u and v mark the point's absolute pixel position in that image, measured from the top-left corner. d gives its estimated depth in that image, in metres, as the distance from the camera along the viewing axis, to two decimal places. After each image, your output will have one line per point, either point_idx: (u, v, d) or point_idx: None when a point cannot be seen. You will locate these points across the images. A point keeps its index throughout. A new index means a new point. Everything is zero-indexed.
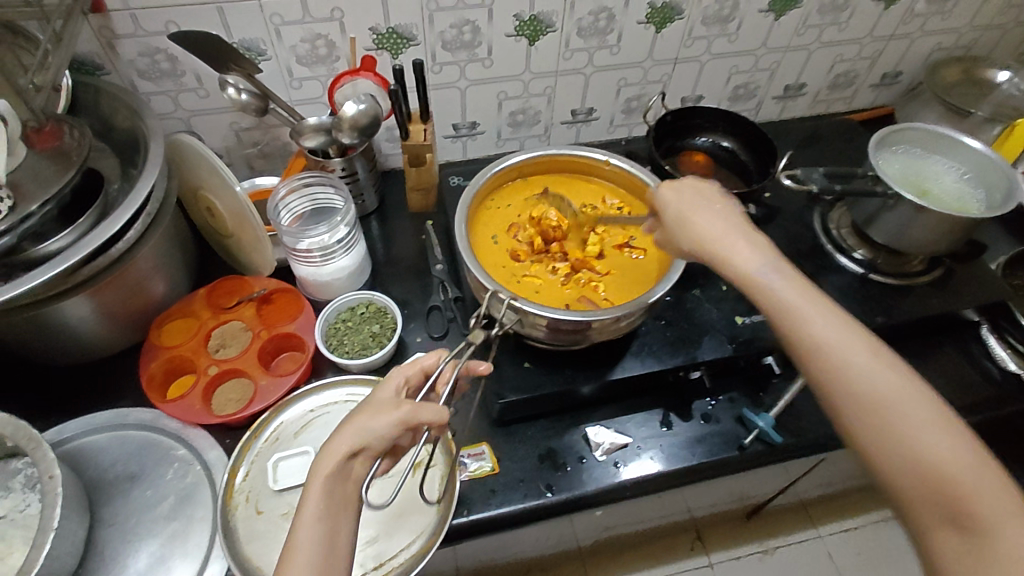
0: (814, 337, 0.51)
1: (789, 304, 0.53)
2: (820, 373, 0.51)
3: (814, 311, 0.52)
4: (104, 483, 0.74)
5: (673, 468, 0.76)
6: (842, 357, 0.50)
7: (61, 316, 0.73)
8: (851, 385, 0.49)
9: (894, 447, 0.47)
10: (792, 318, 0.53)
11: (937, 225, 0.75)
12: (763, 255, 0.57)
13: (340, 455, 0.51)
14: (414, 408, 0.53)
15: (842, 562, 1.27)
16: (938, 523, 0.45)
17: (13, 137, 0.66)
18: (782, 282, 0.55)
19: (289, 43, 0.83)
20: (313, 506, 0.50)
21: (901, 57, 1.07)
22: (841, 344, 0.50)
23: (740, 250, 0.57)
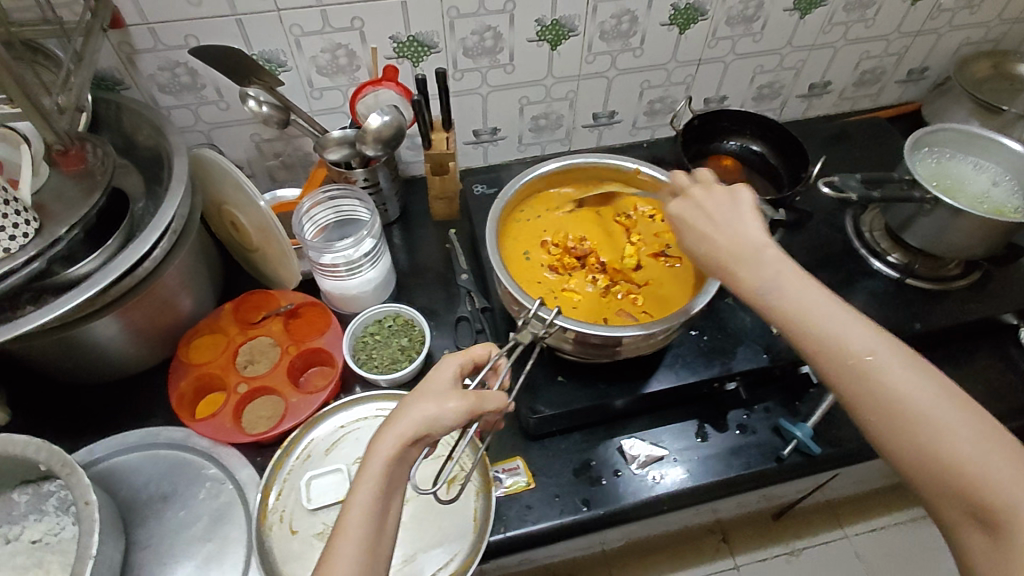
0: (820, 341, 0.49)
1: (791, 313, 0.51)
2: (832, 377, 0.49)
3: (820, 314, 0.50)
4: (137, 504, 0.74)
5: (710, 479, 0.75)
6: (851, 358, 0.48)
7: (88, 336, 0.72)
8: (863, 386, 0.48)
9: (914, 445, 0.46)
10: (797, 324, 0.51)
11: (976, 230, 0.74)
12: (763, 264, 0.54)
13: (405, 438, 0.51)
14: (479, 398, 0.54)
15: (871, 563, 1.25)
16: (964, 519, 0.44)
17: (37, 157, 0.68)
18: (786, 288, 0.52)
19: (310, 54, 0.82)
20: (356, 517, 0.49)
21: (928, 52, 1.05)
22: (846, 344, 0.49)
23: (747, 260, 0.55)
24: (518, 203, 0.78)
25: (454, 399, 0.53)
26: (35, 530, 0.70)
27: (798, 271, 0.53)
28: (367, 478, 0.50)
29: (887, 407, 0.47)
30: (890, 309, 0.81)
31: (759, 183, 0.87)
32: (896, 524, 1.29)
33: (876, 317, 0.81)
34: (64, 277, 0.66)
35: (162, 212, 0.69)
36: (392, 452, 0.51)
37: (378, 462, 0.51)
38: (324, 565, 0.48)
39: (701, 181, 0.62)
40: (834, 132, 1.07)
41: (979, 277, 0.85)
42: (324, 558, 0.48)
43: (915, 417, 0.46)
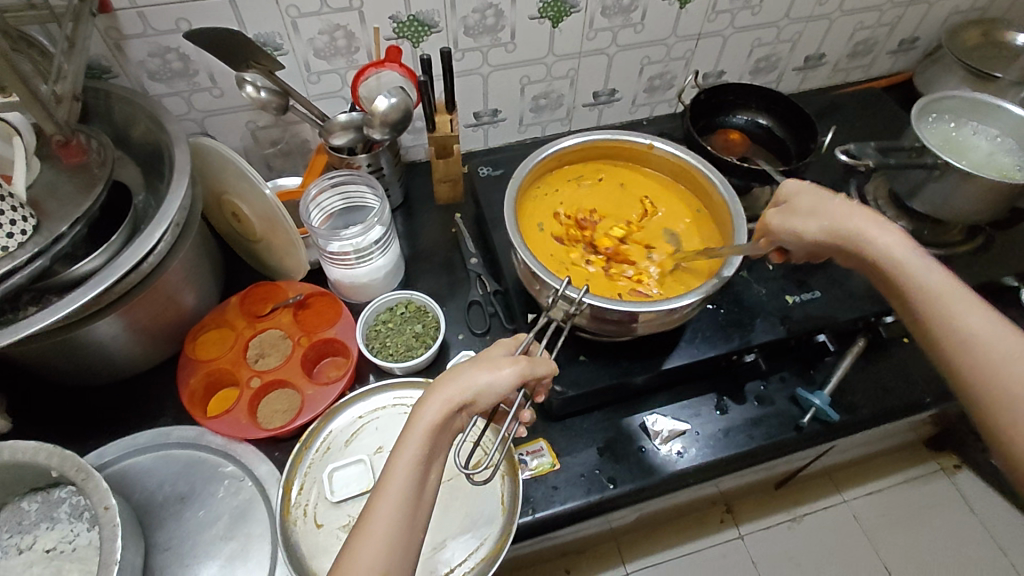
0: (960, 326, 0.51)
1: (936, 293, 0.54)
2: (965, 361, 0.50)
3: (966, 305, 0.52)
4: (153, 506, 0.72)
5: (733, 451, 0.76)
6: (997, 346, 0.49)
7: (92, 337, 0.69)
8: (996, 374, 0.48)
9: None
10: (939, 305, 0.53)
11: (983, 194, 0.75)
12: (906, 247, 0.57)
13: (452, 404, 0.52)
14: (529, 363, 0.56)
15: (870, 526, 1.28)
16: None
17: (29, 150, 0.64)
18: (926, 272, 0.55)
19: (307, 36, 0.79)
20: (396, 482, 0.49)
21: (919, 22, 1.06)
22: (986, 333, 0.50)
23: (883, 236, 0.58)
24: (535, 179, 0.77)
25: (505, 368, 0.54)
26: (48, 539, 0.68)
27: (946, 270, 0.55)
28: (411, 441, 0.51)
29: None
30: None
31: (766, 156, 0.88)
32: (892, 487, 1.33)
33: None
34: (66, 275, 0.63)
35: (168, 203, 0.66)
36: (437, 417, 0.51)
37: (421, 429, 0.51)
38: (362, 524, 0.48)
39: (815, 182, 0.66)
40: (829, 103, 1.08)
41: (981, 241, 0.87)
42: (364, 517, 0.48)
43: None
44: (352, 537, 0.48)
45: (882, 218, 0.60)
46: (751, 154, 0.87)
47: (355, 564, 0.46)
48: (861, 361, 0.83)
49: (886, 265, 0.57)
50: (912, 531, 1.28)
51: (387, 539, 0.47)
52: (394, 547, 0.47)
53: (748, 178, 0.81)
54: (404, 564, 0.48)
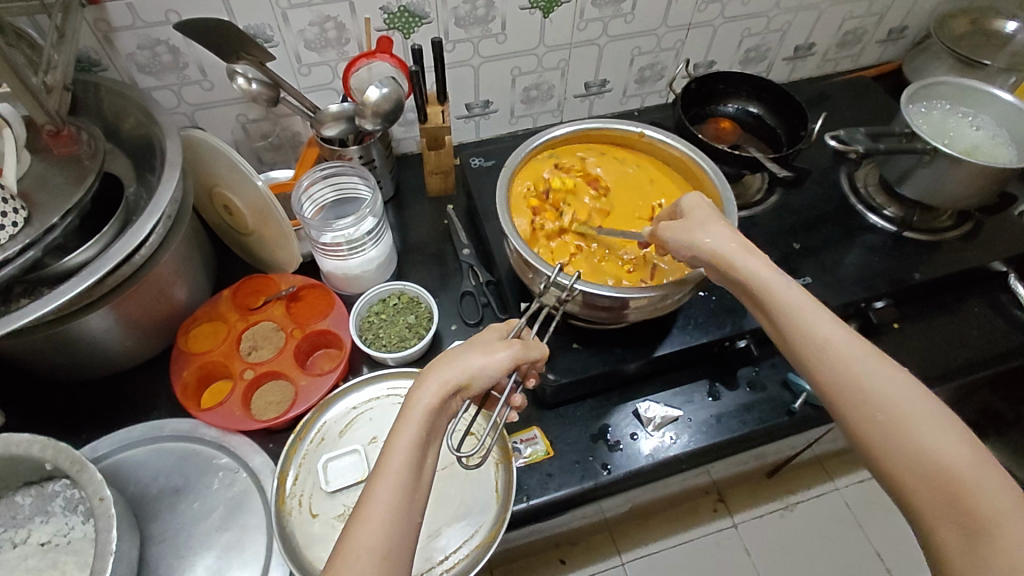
0: (819, 342, 0.53)
1: (794, 309, 0.55)
2: (827, 377, 0.52)
3: (822, 318, 0.54)
4: (148, 499, 0.71)
5: (725, 436, 0.76)
6: (849, 357, 0.52)
7: (84, 330, 0.69)
8: (855, 386, 0.51)
9: (902, 447, 0.48)
10: (802, 323, 0.55)
11: (971, 178, 0.76)
12: (769, 266, 0.59)
13: (446, 387, 0.53)
14: (523, 347, 0.56)
15: (861, 513, 1.29)
16: (945, 524, 0.45)
17: (20, 142, 0.64)
18: (789, 291, 0.57)
19: (298, 27, 0.79)
20: (394, 465, 0.49)
21: (908, 12, 1.06)
22: (841, 347, 0.52)
23: (751, 258, 0.59)
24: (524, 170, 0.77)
25: (500, 351, 0.55)
26: (43, 533, 0.68)
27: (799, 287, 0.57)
28: (409, 425, 0.51)
29: (882, 409, 0.49)
30: (886, 261, 0.84)
31: (759, 144, 0.89)
32: None
33: (875, 270, 0.83)
34: (58, 267, 0.62)
35: (159, 195, 0.66)
36: (433, 399, 0.52)
37: (419, 410, 0.52)
38: (361, 509, 0.48)
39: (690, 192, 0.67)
40: (819, 93, 1.08)
41: (970, 226, 0.87)
42: (362, 503, 0.48)
43: (906, 422, 0.48)
44: (351, 523, 0.48)
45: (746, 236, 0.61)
46: (742, 142, 0.88)
47: (355, 549, 0.46)
48: None
49: (755, 287, 0.58)
50: (903, 518, 1.29)
51: (387, 522, 0.47)
52: (395, 530, 0.47)
53: (739, 165, 0.82)
54: (405, 546, 0.48)
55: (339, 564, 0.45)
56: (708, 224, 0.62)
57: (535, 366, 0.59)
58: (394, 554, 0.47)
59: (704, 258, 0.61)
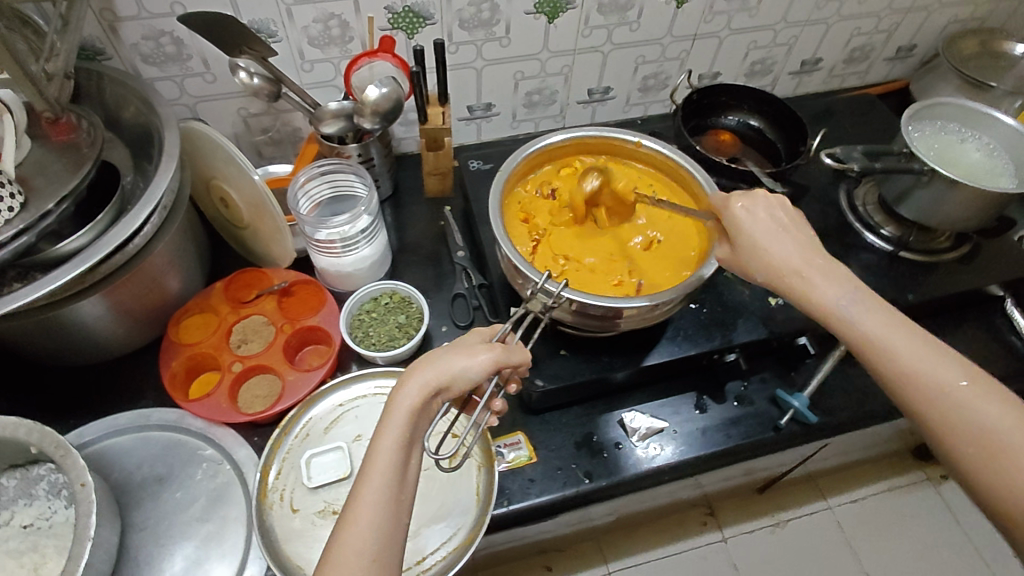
0: (902, 365, 0.52)
1: (872, 334, 0.54)
2: (914, 401, 0.51)
3: (906, 340, 0.53)
4: (131, 487, 0.72)
5: (709, 450, 0.76)
6: (939, 386, 0.50)
7: (76, 316, 0.69)
8: (946, 411, 0.50)
9: (996, 474, 0.47)
10: (882, 345, 0.53)
11: (970, 201, 0.75)
12: (843, 285, 0.57)
13: (427, 389, 0.53)
14: (505, 351, 0.56)
15: (852, 532, 1.28)
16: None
17: (20, 128, 0.64)
18: (866, 310, 0.55)
19: (302, 24, 0.79)
20: (380, 468, 0.50)
21: (916, 30, 1.06)
22: (928, 369, 0.51)
23: (823, 280, 0.57)
24: (518, 178, 0.77)
25: (481, 354, 0.55)
26: (26, 515, 0.68)
27: (879, 301, 0.56)
28: (391, 427, 0.51)
29: (976, 436, 0.48)
30: (881, 281, 0.83)
31: (758, 158, 0.89)
32: (876, 494, 1.33)
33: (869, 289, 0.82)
34: (52, 253, 0.63)
35: (154, 185, 0.66)
36: (415, 400, 0.52)
37: (402, 412, 0.52)
38: (349, 512, 0.49)
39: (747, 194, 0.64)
40: (824, 109, 1.07)
41: (968, 249, 0.87)
42: (350, 505, 0.49)
43: (1002, 450, 0.47)
44: (339, 526, 0.48)
45: (815, 251, 0.60)
46: (741, 155, 0.88)
47: (344, 552, 0.47)
48: (842, 365, 0.84)
49: (828, 315, 0.57)
50: (894, 539, 1.28)
51: (375, 525, 0.48)
52: (382, 531, 0.48)
53: (736, 179, 0.81)
54: (394, 547, 0.49)
55: (329, 568, 0.46)
56: (771, 238, 0.60)
57: (518, 371, 0.59)
58: (383, 554, 0.48)
59: (766, 267, 0.60)
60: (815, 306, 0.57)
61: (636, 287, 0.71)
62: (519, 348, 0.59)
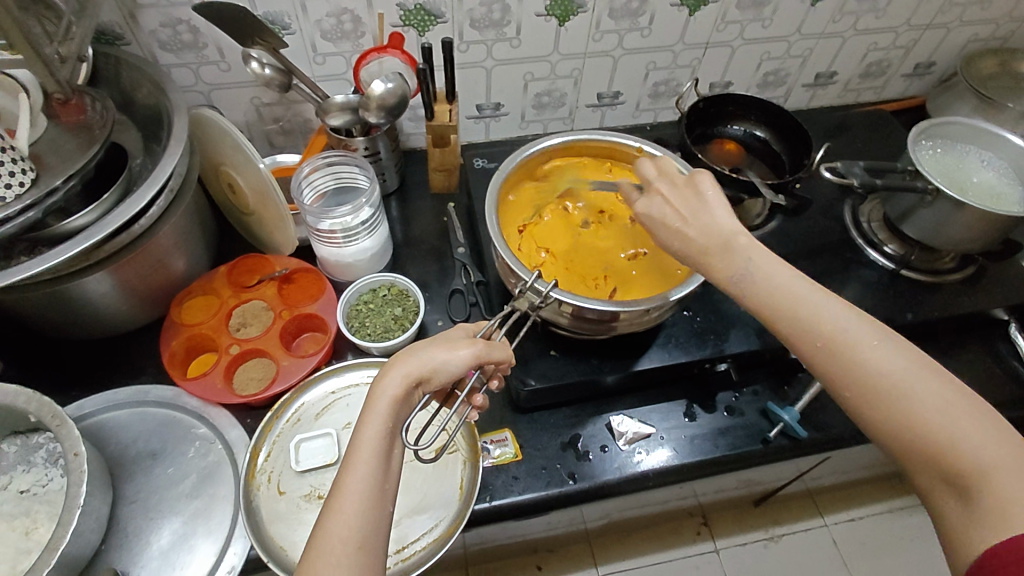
0: (801, 323, 0.52)
1: (765, 295, 0.55)
2: (814, 357, 0.52)
3: (796, 295, 0.53)
4: (125, 460, 0.73)
5: (695, 458, 0.76)
6: (825, 335, 0.51)
7: (81, 291, 0.71)
8: (843, 364, 0.50)
9: (892, 418, 0.48)
10: (782, 307, 0.53)
11: (975, 223, 0.74)
12: (737, 252, 0.57)
13: (409, 379, 0.54)
14: (487, 346, 0.57)
15: (848, 552, 1.27)
16: (940, 486, 0.46)
17: (35, 107, 0.66)
18: (761, 274, 0.56)
19: (315, 17, 0.81)
20: (364, 456, 0.50)
21: (935, 48, 1.04)
22: (824, 323, 0.52)
23: (721, 256, 0.57)
24: (514, 182, 0.79)
25: (462, 348, 0.56)
26: (23, 481, 0.70)
27: (773, 258, 0.56)
28: (374, 417, 0.52)
29: (861, 378, 0.49)
30: (880, 299, 0.83)
31: (760, 168, 0.91)
32: (874, 515, 1.31)
33: (868, 307, 0.82)
34: (59, 228, 0.65)
35: (160, 168, 0.67)
36: (397, 390, 0.53)
37: (384, 401, 0.52)
38: (333, 500, 0.49)
39: (660, 179, 0.64)
40: (837, 123, 1.07)
41: (973, 271, 0.86)
42: (334, 494, 0.49)
43: (884, 382, 0.48)
44: (323, 515, 0.48)
45: (716, 220, 0.59)
46: (744, 166, 0.90)
47: (330, 540, 0.47)
48: None
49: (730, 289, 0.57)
50: (891, 562, 1.26)
51: (360, 512, 0.48)
52: (367, 519, 0.48)
53: (737, 188, 0.81)
54: (379, 534, 0.49)
55: (314, 557, 0.46)
56: (676, 228, 0.60)
57: (502, 367, 0.60)
58: (368, 542, 0.48)
59: (684, 260, 0.60)
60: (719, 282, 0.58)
61: (614, 294, 0.72)
62: (503, 345, 0.60)
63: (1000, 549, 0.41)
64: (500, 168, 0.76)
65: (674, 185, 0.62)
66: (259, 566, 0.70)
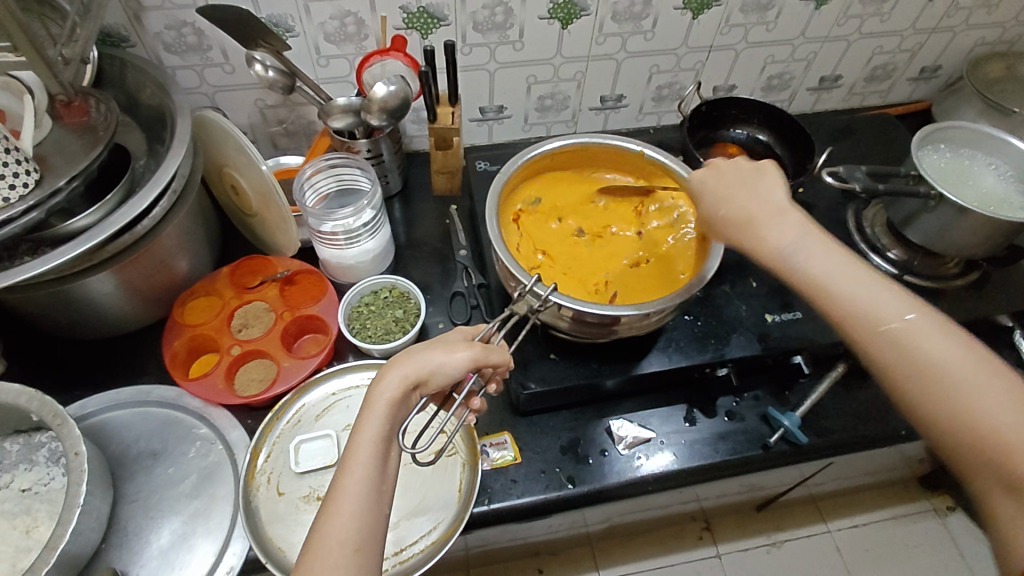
0: (853, 307, 0.54)
1: (819, 276, 0.56)
2: (865, 342, 0.54)
3: (853, 281, 0.55)
4: (126, 459, 0.74)
5: (695, 463, 0.76)
6: (885, 323, 0.53)
7: (84, 291, 0.71)
8: (897, 350, 0.52)
9: (943, 407, 0.50)
10: (830, 287, 0.56)
11: (979, 229, 0.74)
12: (794, 230, 0.59)
13: (407, 381, 0.54)
14: (484, 349, 0.57)
15: (851, 558, 1.26)
16: (988, 479, 0.48)
17: (39, 109, 0.67)
18: (813, 253, 0.58)
19: (318, 20, 0.81)
20: (362, 459, 0.50)
21: (941, 51, 1.04)
22: (878, 309, 0.54)
23: (775, 229, 0.59)
24: (516, 184, 0.79)
25: (460, 351, 0.56)
26: (25, 479, 0.71)
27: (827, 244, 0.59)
28: (372, 419, 0.52)
29: (918, 366, 0.51)
30: None
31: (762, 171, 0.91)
32: (878, 521, 1.30)
33: None
34: (63, 229, 0.65)
35: (162, 169, 0.68)
36: (395, 392, 0.53)
37: (382, 404, 0.52)
38: (331, 502, 0.49)
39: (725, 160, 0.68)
40: (842, 127, 1.06)
41: (977, 277, 0.85)
42: (332, 496, 0.49)
43: (941, 372, 0.50)
44: (321, 517, 0.48)
45: (780, 200, 0.61)
46: None
47: (328, 543, 0.47)
48: (838, 387, 0.83)
49: (778, 263, 0.59)
50: (895, 569, 1.25)
51: (358, 515, 0.48)
52: (365, 521, 0.48)
53: None
54: (377, 537, 0.49)
55: (311, 560, 0.46)
56: (735, 202, 0.63)
57: (501, 370, 0.60)
58: (366, 544, 0.48)
59: (728, 236, 0.63)
60: (767, 256, 0.59)
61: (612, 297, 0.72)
62: (501, 348, 0.60)
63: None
64: (502, 170, 0.75)
65: (735, 168, 0.66)
66: (257, 567, 0.71)
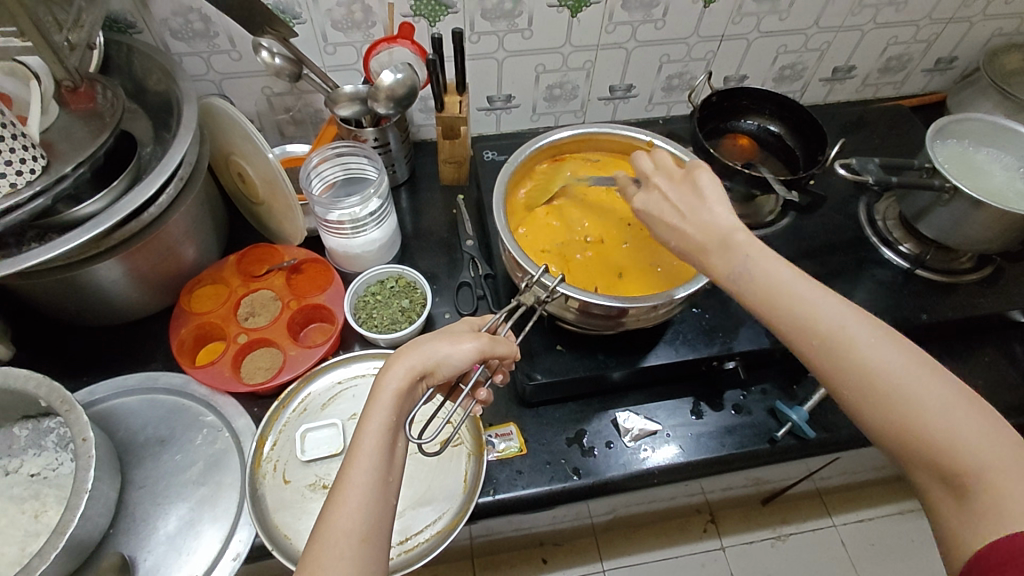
0: (793, 315, 0.50)
1: (763, 290, 0.52)
2: (811, 356, 0.50)
3: (795, 294, 0.50)
4: (134, 446, 0.74)
5: (700, 456, 0.75)
6: (827, 336, 0.48)
7: (91, 278, 0.72)
8: (838, 358, 0.48)
9: (885, 414, 0.46)
10: (772, 297, 0.51)
11: (993, 222, 0.73)
12: (736, 247, 0.54)
13: (412, 373, 0.54)
14: (490, 341, 0.57)
15: (856, 552, 1.25)
16: (937, 487, 0.45)
17: (46, 95, 0.67)
18: (755, 268, 0.52)
19: (325, 7, 0.80)
20: (367, 449, 0.50)
21: (957, 42, 1.02)
22: (821, 323, 0.49)
23: (721, 248, 0.54)
24: (566, 149, 0.82)
25: (466, 342, 0.56)
26: (34, 464, 0.71)
27: (768, 253, 0.53)
28: (378, 409, 0.52)
29: (862, 379, 0.47)
30: (893, 298, 0.82)
31: (773, 162, 0.91)
32: (884, 516, 1.30)
33: (882, 307, 0.81)
34: (69, 215, 0.65)
35: (170, 156, 0.67)
36: (401, 382, 0.53)
37: (388, 395, 0.52)
38: (336, 494, 0.49)
39: (663, 170, 0.61)
40: (855, 118, 1.05)
41: (989, 271, 0.85)
42: (338, 487, 0.49)
43: (886, 383, 0.46)
44: (326, 508, 0.48)
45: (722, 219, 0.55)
46: (757, 161, 0.90)
47: (333, 532, 0.46)
48: None
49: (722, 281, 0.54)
50: (901, 563, 1.25)
51: (363, 506, 0.48)
52: (371, 512, 0.48)
53: (750, 184, 0.81)
54: (382, 528, 0.49)
55: (317, 550, 0.46)
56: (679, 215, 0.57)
57: (506, 361, 0.60)
58: (372, 534, 0.48)
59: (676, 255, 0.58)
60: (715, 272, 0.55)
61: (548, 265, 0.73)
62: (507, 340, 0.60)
63: (992, 556, 0.40)
64: (510, 158, 0.75)
65: (674, 175, 0.59)
66: (263, 554, 0.71)
